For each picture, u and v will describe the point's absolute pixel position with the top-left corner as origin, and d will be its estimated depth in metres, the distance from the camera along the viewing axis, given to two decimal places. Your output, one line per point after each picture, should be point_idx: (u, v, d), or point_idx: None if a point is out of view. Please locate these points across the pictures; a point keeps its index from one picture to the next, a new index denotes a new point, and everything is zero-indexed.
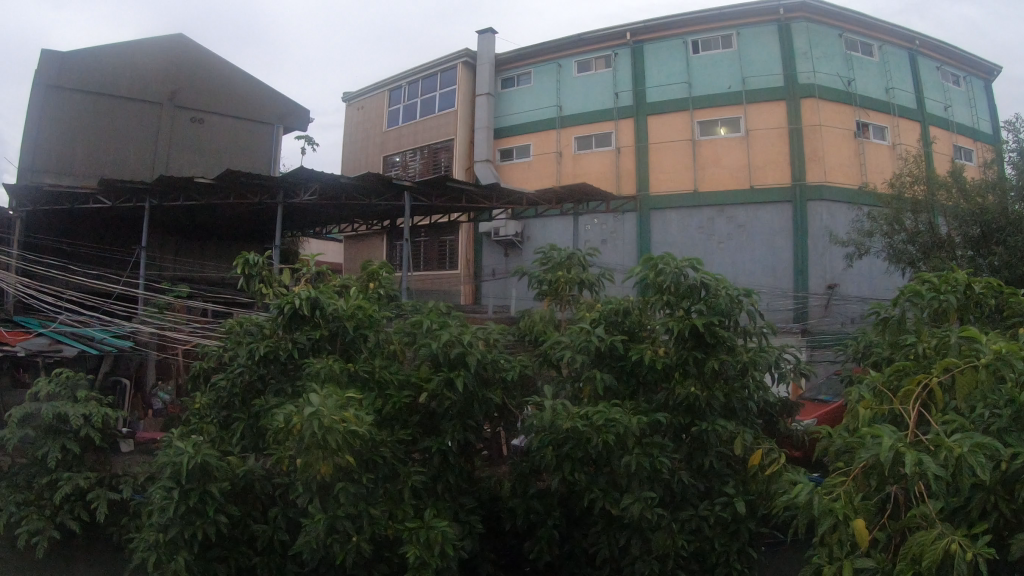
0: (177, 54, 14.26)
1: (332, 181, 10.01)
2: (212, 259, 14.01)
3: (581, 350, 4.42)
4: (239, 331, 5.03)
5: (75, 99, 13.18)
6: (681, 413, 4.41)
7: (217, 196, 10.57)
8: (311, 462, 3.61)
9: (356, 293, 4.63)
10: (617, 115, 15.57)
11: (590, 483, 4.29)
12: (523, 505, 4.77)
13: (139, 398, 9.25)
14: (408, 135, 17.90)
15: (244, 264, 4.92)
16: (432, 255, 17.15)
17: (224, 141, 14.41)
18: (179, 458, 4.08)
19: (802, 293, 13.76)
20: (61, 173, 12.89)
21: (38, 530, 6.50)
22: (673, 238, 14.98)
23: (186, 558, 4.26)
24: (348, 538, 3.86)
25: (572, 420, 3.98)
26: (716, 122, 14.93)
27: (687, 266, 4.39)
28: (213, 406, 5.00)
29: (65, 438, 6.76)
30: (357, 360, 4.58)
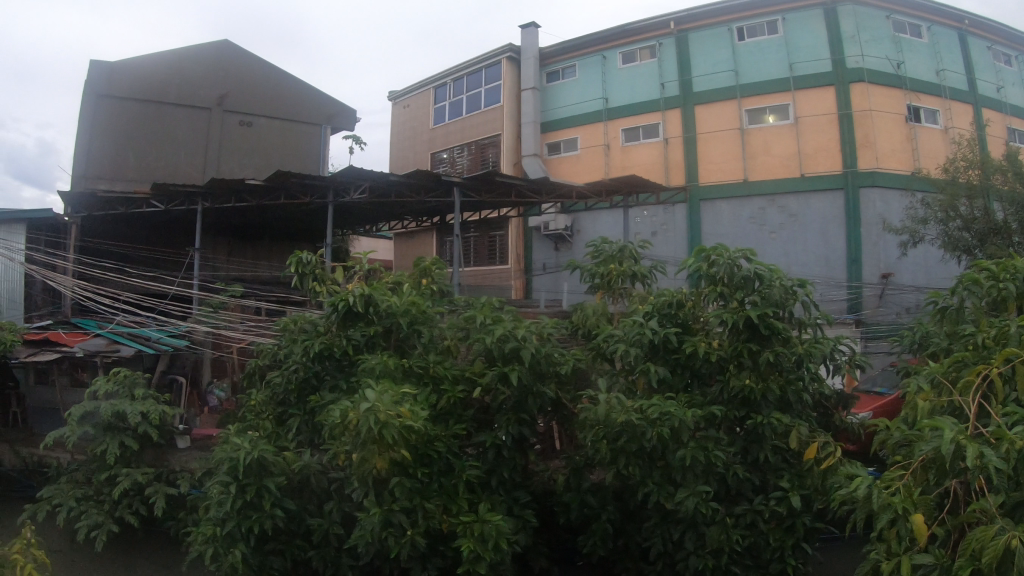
0: (224, 59, 14.51)
1: (382, 179, 10.06)
2: (265, 259, 14.29)
3: (635, 343, 4.38)
4: (294, 330, 5.12)
5: (126, 106, 13.53)
6: (736, 405, 4.36)
7: (269, 197, 10.73)
8: (367, 458, 3.65)
9: (409, 289, 4.66)
10: (664, 105, 15.41)
11: (644, 476, 4.27)
12: (577, 499, 4.75)
13: (195, 395, 9.44)
14: (456, 132, 17.96)
15: (298, 263, 5.00)
16: (483, 250, 17.10)
17: (273, 143, 14.68)
18: (237, 453, 4.18)
19: (856, 283, 13.46)
20: (114, 178, 13.27)
21: (97, 524, 6.68)
22: (723, 229, 14.78)
23: (243, 550, 4.36)
24: (403, 532, 3.90)
25: (625, 413, 3.96)
26: (765, 110, 14.65)
27: (740, 256, 4.33)
28: (269, 402, 5.10)
29: (124, 435, 6.97)
30: (411, 356, 4.62)
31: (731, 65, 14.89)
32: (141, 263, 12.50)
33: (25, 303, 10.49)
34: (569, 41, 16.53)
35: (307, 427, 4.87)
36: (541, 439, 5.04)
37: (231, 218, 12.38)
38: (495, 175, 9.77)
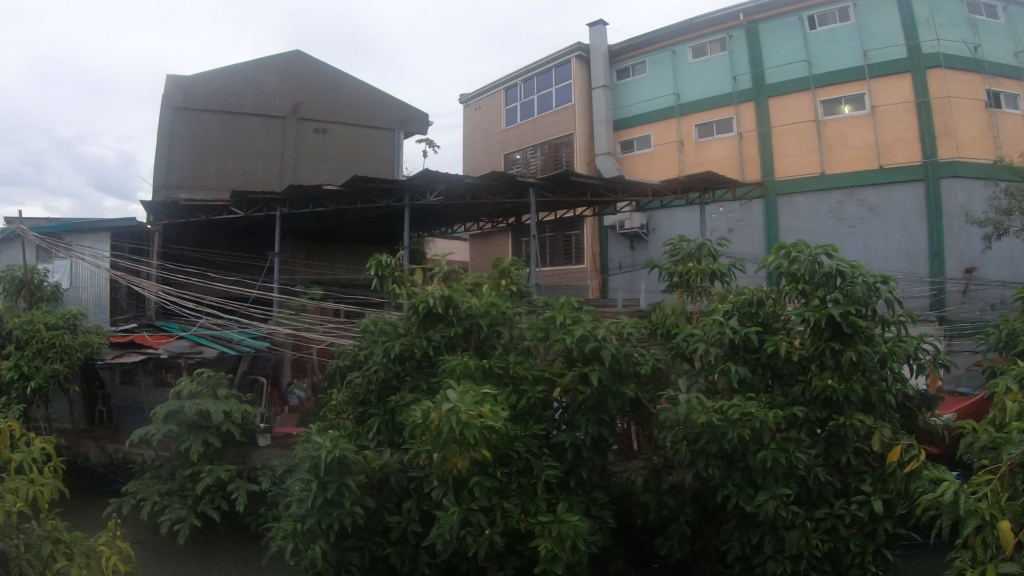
0: (296, 69, 14.94)
1: (457, 181, 10.07)
2: (342, 262, 14.56)
3: (715, 343, 4.33)
4: (375, 330, 5.19)
5: (202, 117, 14.02)
6: (818, 406, 4.23)
7: (345, 201, 10.90)
8: (448, 457, 3.71)
9: (488, 290, 4.71)
10: (737, 99, 15.15)
11: (724, 478, 4.20)
12: (655, 499, 4.73)
13: (276, 394, 9.71)
14: (528, 132, 18.00)
15: (377, 266, 5.12)
16: (558, 250, 17.13)
17: (348, 149, 14.98)
18: (318, 452, 4.27)
19: (938, 278, 12.92)
20: (194, 187, 13.75)
21: (181, 518, 6.90)
22: (801, 225, 14.44)
23: (323, 546, 4.45)
24: (481, 531, 3.94)
25: (706, 414, 3.94)
26: (840, 100, 14.22)
27: (821, 252, 4.22)
28: (350, 402, 5.20)
29: (207, 432, 7.25)
30: (492, 356, 4.69)
31: (804, 55, 14.53)
32: (225, 267, 12.92)
33: (111, 306, 10.94)
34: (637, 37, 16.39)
35: (387, 427, 4.96)
36: (620, 440, 5.00)
37: (309, 223, 12.63)
38: (570, 174, 9.74)
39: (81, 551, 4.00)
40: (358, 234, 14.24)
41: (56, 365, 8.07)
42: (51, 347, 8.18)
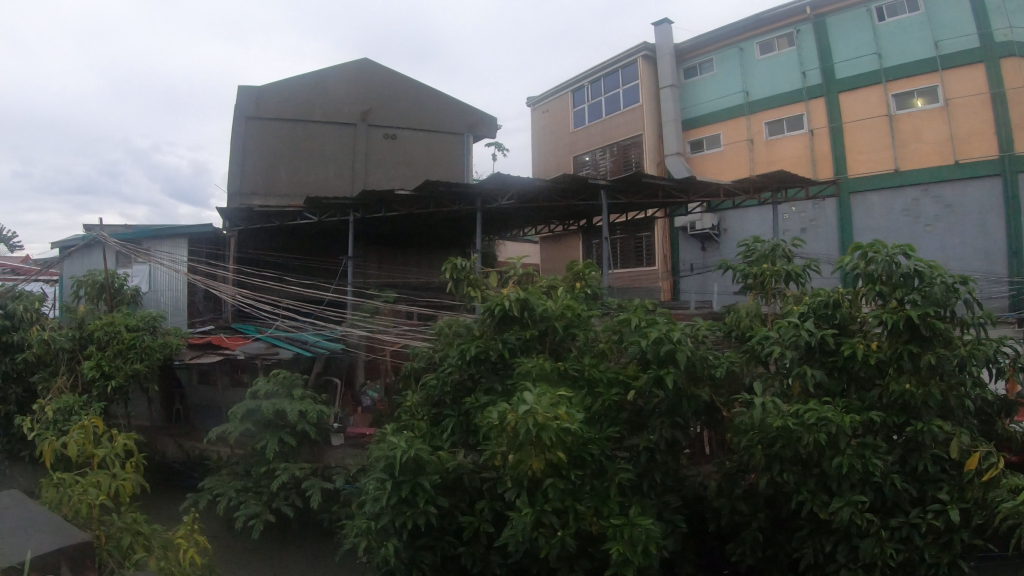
0: (364, 76, 15.18)
1: (529, 185, 10.10)
2: (413, 266, 14.69)
3: (791, 345, 4.27)
4: (448, 334, 5.43)
5: (273, 126, 14.38)
6: (895, 411, 4.12)
7: (417, 206, 10.98)
8: (523, 459, 3.80)
9: (564, 293, 4.85)
10: (807, 95, 15.00)
11: (799, 484, 4.14)
12: (729, 505, 4.69)
13: (350, 395, 9.88)
14: (597, 134, 18.03)
15: (453, 269, 5.27)
16: (629, 252, 17.15)
17: (418, 154, 15.22)
18: (393, 451, 4.35)
19: (1018, 278, 12.40)
20: (267, 194, 14.10)
21: (256, 513, 7.12)
22: (876, 224, 14.09)
23: (396, 544, 4.54)
24: (554, 532, 3.97)
25: (782, 417, 3.92)
26: (912, 94, 13.77)
27: (899, 253, 4.16)
28: (425, 404, 5.32)
29: (282, 432, 7.42)
30: (568, 359, 4.77)
31: (874, 48, 14.19)
32: (300, 272, 13.26)
33: (188, 309, 11.37)
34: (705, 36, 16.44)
35: (461, 428, 5.05)
36: (692, 444, 4.99)
37: (381, 227, 12.80)
38: (641, 176, 9.69)
39: (159, 543, 4.41)
40: (429, 238, 14.37)
41: (136, 364, 8.43)
42: (132, 348, 8.53)
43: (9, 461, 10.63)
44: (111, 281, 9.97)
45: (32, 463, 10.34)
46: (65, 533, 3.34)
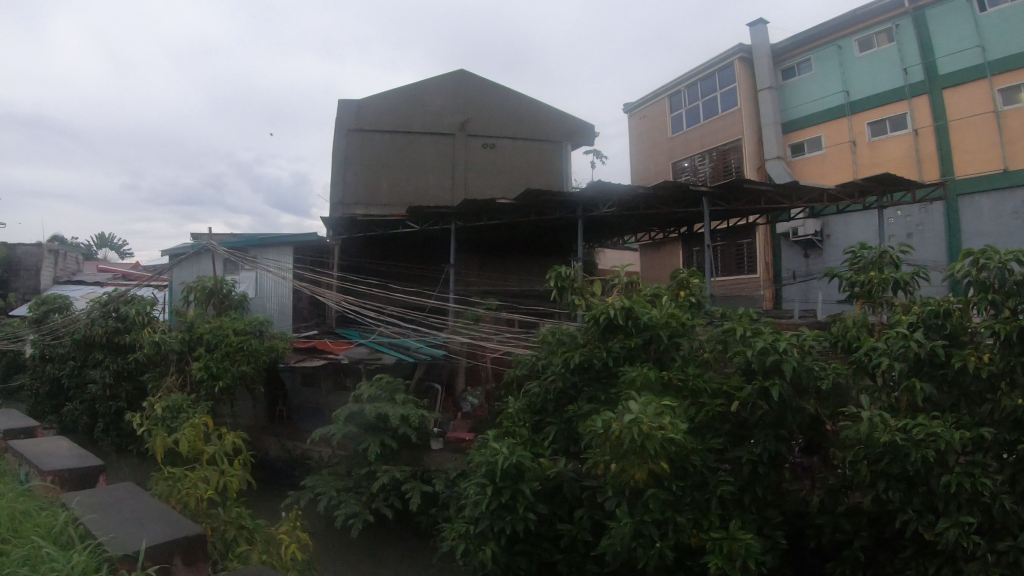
0: (462, 87, 15.55)
1: (633, 192, 10.04)
2: (514, 272, 14.76)
3: (899, 357, 4.20)
4: (552, 341, 5.89)
5: (374, 138, 14.94)
6: (1007, 429, 3.94)
7: (519, 215, 11.14)
8: (627, 468, 4.13)
9: (669, 302, 5.07)
10: (909, 93, 14.41)
11: (904, 502, 4.07)
12: (830, 522, 4.62)
13: (450, 401, 10.35)
14: (696, 139, 17.96)
15: (556, 277, 5.77)
16: (730, 260, 17.01)
17: (516, 162, 15.51)
18: (495, 458, 4.75)
19: None
20: (369, 204, 14.69)
21: (355, 513, 8.00)
22: (986, 227, 13.37)
23: (493, 547, 4.91)
24: (652, 543, 4.23)
25: (890, 433, 3.91)
26: (1021, 87, 12.96)
27: (1012, 258, 4.11)
28: (527, 410, 5.83)
29: (384, 435, 8.34)
30: (672, 368, 4.98)
31: (977, 41, 13.47)
32: (404, 279, 13.70)
33: (292, 315, 11.97)
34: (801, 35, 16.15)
35: (563, 436, 5.48)
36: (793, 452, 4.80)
37: (483, 234, 13.00)
38: (745, 182, 9.55)
39: (260, 538, 4.79)
40: (529, 244, 14.42)
41: (243, 366, 8.89)
42: (239, 350, 9.04)
43: (120, 455, 11.39)
44: (218, 287, 10.47)
45: (140, 457, 11.05)
46: (183, 526, 3.51)
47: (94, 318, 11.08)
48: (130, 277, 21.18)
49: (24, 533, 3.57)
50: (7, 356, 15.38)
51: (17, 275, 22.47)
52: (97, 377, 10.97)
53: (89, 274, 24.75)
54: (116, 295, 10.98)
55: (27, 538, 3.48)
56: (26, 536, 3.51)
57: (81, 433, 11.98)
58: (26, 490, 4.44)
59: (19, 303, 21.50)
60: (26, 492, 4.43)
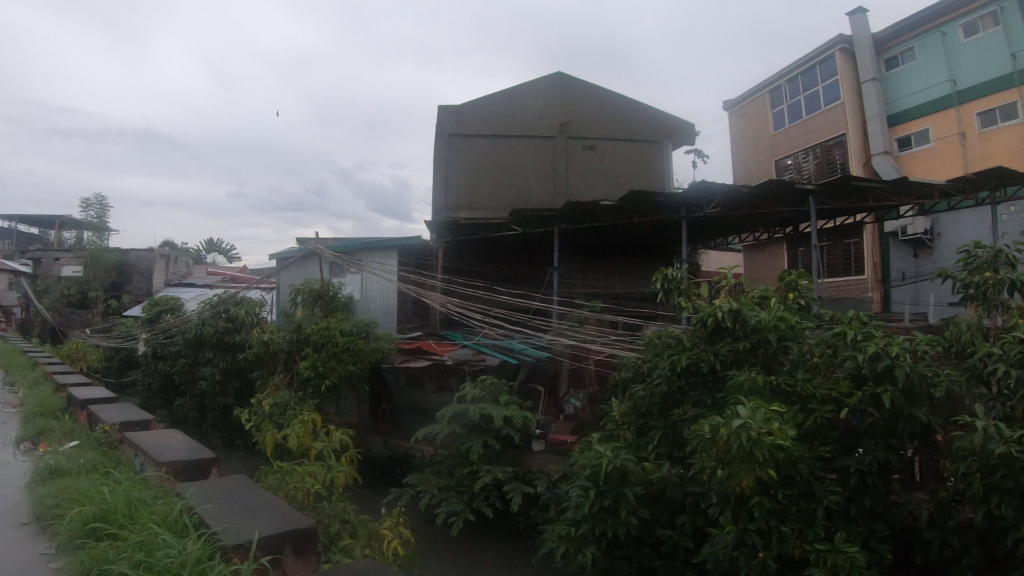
0: (559, 90, 16.14)
1: (738, 191, 9.85)
2: (616, 274, 14.76)
3: (1016, 363, 4.09)
4: (658, 344, 5.92)
5: (474, 143, 15.74)
6: None
7: (622, 216, 11.13)
8: (733, 475, 4.30)
9: (778, 305, 5.08)
10: (1019, 80, 13.57)
11: (1018, 520, 3.85)
12: (938, 538, 4.45)
13: (552, 403, 10.59)
14: (799, 135, 17.55)
15: (663, 279, 5.93)
16: (837, 261, 16.71)
17: (615, 162, 15.90)
18: (599, 461, 5.08)
19: None
20: (472, 207, 15.48)
21: (456, 511, 8.39)
22: None
23: (594, 552, 5.30)
24: (755, 553, 4.33)
25: (1005, 444, 3.75)
26: None
27: None
28: (633, 414, 5.94)
29: (487, 436, 8.69)
30: (780, 372, 5.03)
31: None
32: (508, 280, 14.00)
33: (398, 316, 12.44)
34: (902, 22, 15.53)
35: (668, 440, 5.61)
36: (902, 469, 4.70)
37: (585, 237, 13.04)
38: (852, 179, 9.19)
39: (364, 532, 5.05)
40: (630, 246, 14.35)
41: (350, 366, 9.44)
42: (347, 351, 9.58)
43: (226, 449, 12.05)
44: (324, 290, 10.83)
45: (247, 451, 11.66)
46: (293, 518, 3.69)
47: (205, 318, 11.71)
48: (235, 281, 22.33)
49: (142, 519, 3.86)
50: (124, 353, 16.49)
51: (133, 278, 24.04)
52: (208, 374, 11.67)
53: (199, 277, 26.27)
54: (225, 296, 11.51)
55: (142, 524, 3.76)
56: (143, 522, 3.79)
57: (191, 427, 12.73)
58: (142, 479, 4.78)
59: (134, 304, 23.03)
60: (142, 481, 4.78)
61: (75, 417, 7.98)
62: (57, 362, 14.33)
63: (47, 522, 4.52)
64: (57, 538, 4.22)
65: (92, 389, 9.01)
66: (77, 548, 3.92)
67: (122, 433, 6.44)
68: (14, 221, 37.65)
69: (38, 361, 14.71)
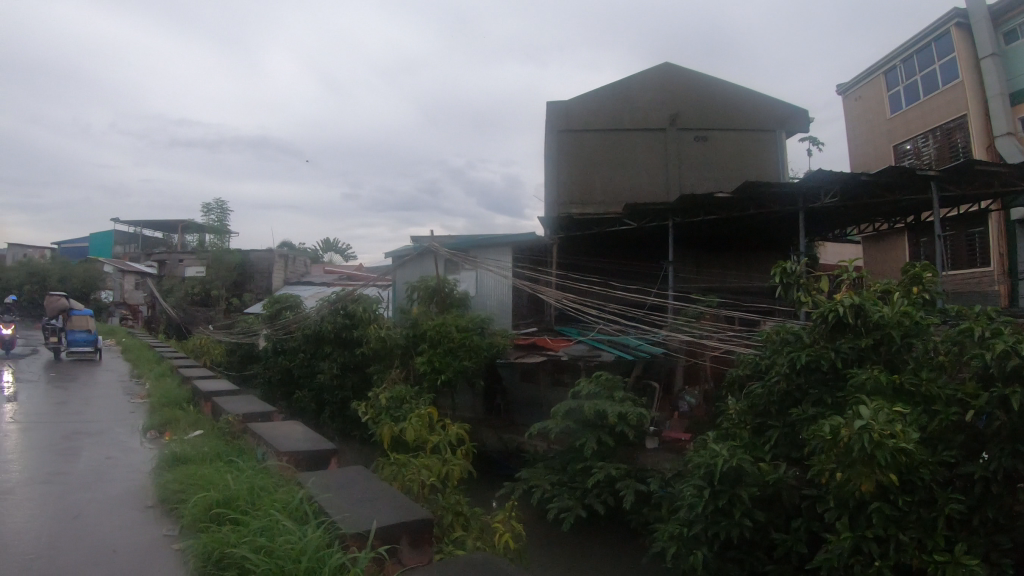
0: (668, 81, 15.87)
1: (853, 180, 9.33)
2: (733, 270, 14.31)
3: None
4: (777, 340, 5.68)
5: (584, 137, 15.69)
6: None
7: (737, 209, 10.78)
8: (852, 478, 4.06)
9: (900, 300, 4.82)
10: None
11: None
12: None
13: (667, 400, 10.40)
14: (917, 118, 16.47)
15: (782, 273, 5.62)
16: (960, 252, 15.58)
17: (729, 153, 15.43)
18: (715, 460, 5.01)
19: None
20: (584, 202, 15.42)
21: (568, 507, 8.50)
22: None
23: (705, 553, 5.20)
24: (871, 561, 4.14)
25: None
26: None
27: None
28: (748, 412, 5.74)
29: (601, 432, 8.60)
30: (903, 371, 4.72)
31: None
32: (623, 275, 13.94)
33: (514, 312, 12.62)
34: None
35: (785, 441, 5.33)
36: None
37: (701, 230, 12.74)
38: (978, 163, 8.50)
39: (477, 524, 5.19)
40: (747, 240, 13.91)
41: (466, 361, 9.84)
42: (462, 345, 9.98)
43: (342, 440, 12.61)
44: (440, 287, 11.12)
45: (361, 442, 12.14)
46: (411, 509, 3.78)
47: (324, 314, 12.24)
48: (349, 279, 23.22)
49: (264, 507, 4.09)
50: (245, 348, 17.48)
51: (253, 277, 25.50)
52: (326, 368, 12.25)
53: (316, 275, 27.46)
54: (345, 294, 12.02)
55: (264, 511, 3.99)
56: (265, 509, 4.03)
57: (309, 418, 13.38)
58: (263, 468, 5.08)
59: (253, 301, 24.43)
60: (264, 469, 5.08)
61: (200, 407, 8.54)
62: (185, 356, 15.38)
63: (173, 505, 4.88)
64: (183, 521, 4.53)
65: (215, 382, 9.60)
66: (203, 530, 4.20)
67: (244, 423, 6.83)
68: (143, 227, 40.65)
69: (167, 355, 15.81)
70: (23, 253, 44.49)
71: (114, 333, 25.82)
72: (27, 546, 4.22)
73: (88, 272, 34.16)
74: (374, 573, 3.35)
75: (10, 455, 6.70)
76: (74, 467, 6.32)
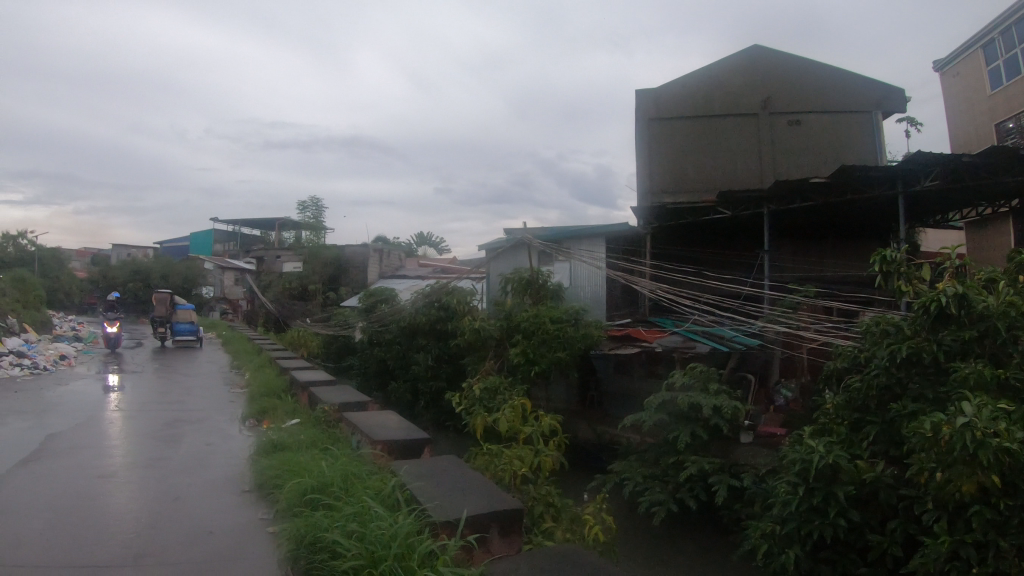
0: (758, 62, 15.32)
1: (957, 160, 8.77)
2: (832, 258, 13.73)
3: None
4: (876, 331, 5.44)
5: (674, 125, 15.37)
6: None
7: (835, 194, 10.31)
8: (953, 479, 3.84)
9: (1006, 289, 4.56)
10: None
11: None
12: None
13: (763, 393, 10.15)
14: (1018, 93, 15.20)
15: (882, 261, 5.32)
16: None
17: (826, 136, 14.81)
18: (811, 457, 4.87)
19: None
20: (676, 192, 15.16)
21: (660, 501, 8.34)
22: None
23: (798, 552, 5.05)
24: (970, 567, 3.91)
25: None
26: None
27: None
28: (844, 406, 5.49)
29: (695, 425, 8.42)
30: (1009, 366, 4.44)
31: None
32: (717, 265, 13.62)
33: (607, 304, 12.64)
34: None
35: (884, 438, 5.08)
36: None
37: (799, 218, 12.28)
38: None
39: (565, 516, 5.21)
40: (847, 227, 13.32)
41: (560, 352, 9.83)
42: (557, 338, 9.94)
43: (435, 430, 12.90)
44: (534, 279, 11.17)
45: (452, 432, 12.39)
46: (501, 499, 3.85)
47: (419, 306, 12.52)
48: (440, 272, 23.65)
49: (357, 493, 4.26)
50: (341, 340, 18.12)
51: (348, 272, 26.37)
52: (421, 360, 12.58)
53: (409, 268, 28.04)
54: (438, 287, 12.19)
55: (357, 497, 4.15)
56: (359, 495, 4.19)
57: (402, 408, 13.76)
58: (358, 456, 5.29)
59: (348, 295, 25.22)
60: (359, 457, 5.29)
61: (298, 397, 8.94)
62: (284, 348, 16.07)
63: (270, 490, 5.14)
64: (277, 506, 4.78)
65: (311, 372, 10.01)
66: (297, 515, 4.42)
67: (339, 412, 7.11)
68: (244, 226, 42.73)
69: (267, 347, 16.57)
70: (131, 253, 47.62)
71: (218, 326, 27.26)
72: (132, 526, 4.57)
73: (191, 270, 37.80)
74: (462, 561, 3.43)
75: (128, 441, 7.22)
76: (183, 452, 6.75)
